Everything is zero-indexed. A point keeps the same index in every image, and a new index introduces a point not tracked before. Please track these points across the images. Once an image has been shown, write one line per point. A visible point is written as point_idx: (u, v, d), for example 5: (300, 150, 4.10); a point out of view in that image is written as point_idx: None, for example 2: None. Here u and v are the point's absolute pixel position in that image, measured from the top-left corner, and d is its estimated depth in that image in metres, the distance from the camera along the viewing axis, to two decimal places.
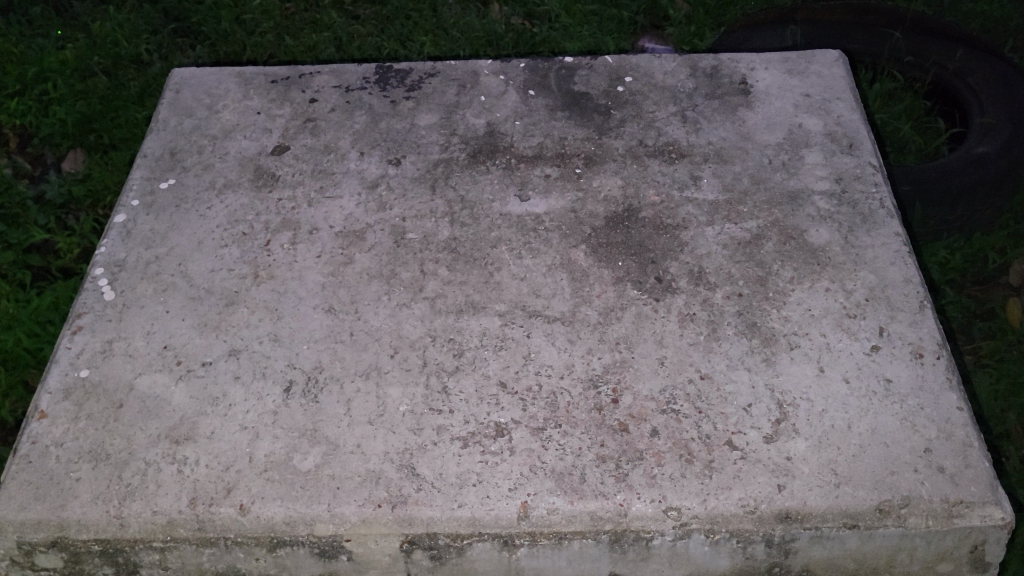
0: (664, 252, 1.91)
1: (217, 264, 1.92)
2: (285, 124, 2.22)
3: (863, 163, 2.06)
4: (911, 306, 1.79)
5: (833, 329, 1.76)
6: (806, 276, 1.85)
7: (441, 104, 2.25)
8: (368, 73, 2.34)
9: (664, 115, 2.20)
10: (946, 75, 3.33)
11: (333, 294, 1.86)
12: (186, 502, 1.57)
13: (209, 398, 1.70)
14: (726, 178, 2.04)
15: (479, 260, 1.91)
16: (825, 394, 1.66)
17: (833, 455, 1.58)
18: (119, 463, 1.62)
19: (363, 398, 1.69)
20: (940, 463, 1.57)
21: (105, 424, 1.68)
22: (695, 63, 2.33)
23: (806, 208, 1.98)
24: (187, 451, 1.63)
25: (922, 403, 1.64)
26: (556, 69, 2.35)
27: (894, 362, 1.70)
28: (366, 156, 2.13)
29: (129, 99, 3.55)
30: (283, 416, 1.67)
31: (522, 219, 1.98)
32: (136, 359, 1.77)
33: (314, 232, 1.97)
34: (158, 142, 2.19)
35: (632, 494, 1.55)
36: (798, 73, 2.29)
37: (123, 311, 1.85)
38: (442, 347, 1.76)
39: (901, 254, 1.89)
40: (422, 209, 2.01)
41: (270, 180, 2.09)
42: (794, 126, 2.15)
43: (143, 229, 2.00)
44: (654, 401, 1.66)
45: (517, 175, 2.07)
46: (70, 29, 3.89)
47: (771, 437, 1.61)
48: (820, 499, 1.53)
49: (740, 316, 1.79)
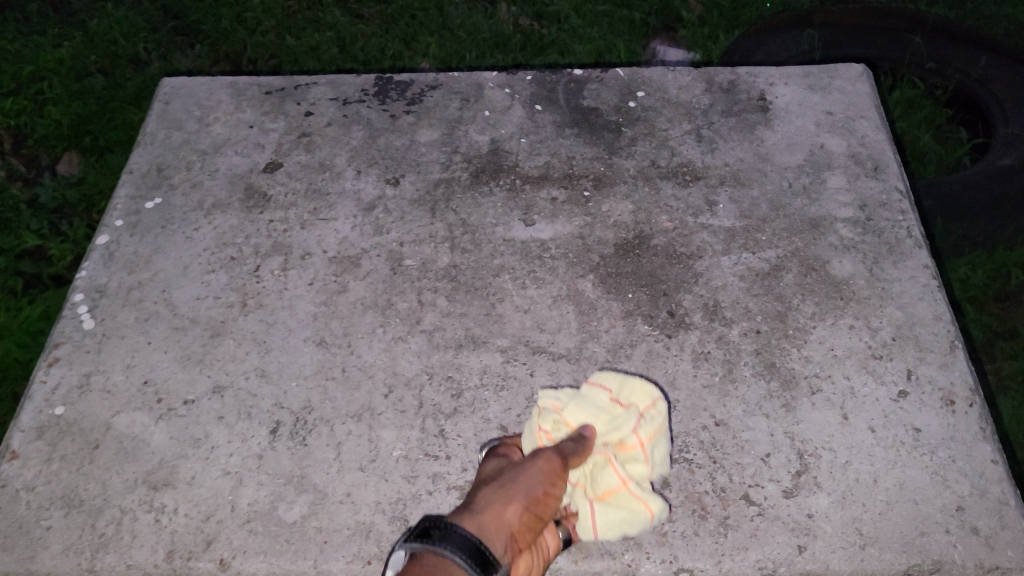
0: (677, 283, 1.79)
1: (202, 291, 1.82)
2: (278, 139, 2.11)
3: (889, 188, 1.94)
4: (941, 347, 1.67)
5: (858, 372, 1.64)
6: (829, 312, 1.74)
7: (443, 119, 2.14)
8: (367, 85, 2.23)
9: (678, 133, 2.08)
10: (970, 83, 3.20)
11: (325, 326, 1.75)
12: (162, 555, 1.46)
13: (191, 440, 1.60)
14: (743, 204, 1.92)
15: (481, 290, 1.80)
16: (849, 444, 1.55)
17: (858, 513, 1.47)
18: (93, 511, 1.52)
19: (355, 441, 1.58)
20: (974, 523, 1.45)
21: (81, 466, 1.57)
22: (710, 77, 2.22)
23: (828, 237, 1.86)
24: (165, 498, 1.53)
25: (954, 456, 1.53)
26: (564, 82, 2.23)
27: (924, 409, 1.59)
28: (363, 175, 2.02)
29: (127, 100, 3.44)
30: (269, 460, 1.56)
31: (527, 246, 1.87)
32: (115, 396, 1.66)
33: (306, 257, 1.87)
34: (145, 156, 2.09)
35: (641, 554, 1.44)
36: (820, 89, 2.16)
37: (102, 342, 1.75)
38: (439, 387, 1.65)
39: (930, 288, 1.77)
40: (421, 233, 1.90)
41: (261, 200, 1.98)
42: (816, 146, 2.03)
43: (126, 252, 1.90)
44: (666, 450, 1.55)
45: (523, 198, 1.96)
46: (68, 26, 3.79)
47: (791, 491, 1.50)
48: (844, 562, 1.42)
49: (757, 355, 1.67)
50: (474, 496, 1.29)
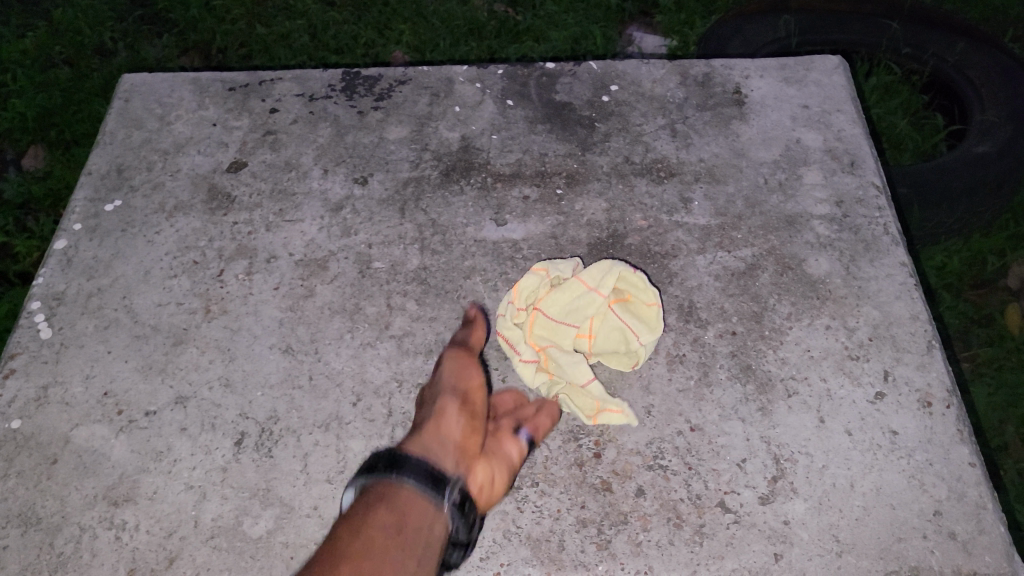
0: (651, 284, 1.76)
1: (164, 297, 1.76)
2: (242, 137, 2.05)
3: (865, 183, 1.91)
4: (918, 347, 1.65)
5: (834, 373, 1.62)
6: (805, 312, 1.71)
7: (413, 115, 2.09)
8: (334, 80, 2.17)
9: (652, 128, 2.04)
10: (946, 69, 3.15)
11: (292, 332, 1.70)
12: (123, 574, 1.42)
13: (152, 454, 1.55)
14: (718, 201, 1.89)
15: (452, 293, 1.76)
16: (826, 449, 1.52)
17: (835, 519, 1.44)
18: (51, 529, 1.47)
19: (322, 452, 1.54)
20: (951, 528, 1.43)
21: (38, 482, 1.53)
22: (685, 70, 2.18)
23: (804, 234, 1.83)
24: (126, 514, 1.48)
25: (931, 459, 1.51)
26: (536, 75, 2.18)
27: (901, 412, 1.57)
28: (330, 174, 1.97)
29: (93, 91, 3.36)
30: (233, 474, 1.52)
31: (499, 246, 1.83)
32: (74, 408, 1.61)
33: (271, 261, 1.81)
34: (105, 157, 2.03)
35: (615, 564, 1.41)
36: (796, 82, 2.13)
37: (61, 351, 1.69)
38: (409, 394, 1.61)
39: (907, 286, 1.74)
40: (390, 234, 1.85)
41: (224, 202, 1.92)
42: (791, 141, 2.00)
43: (85, 257, 1.84)
44: (640, 456, 1.52)
45: (494, 197, 1.92)
46: (31, 16, 3.69)
47: (767, 498, 1.47)
48: (820, 570, 1.40)
49: (733, 357, 1.64)
50: (413, 442, 1.41)
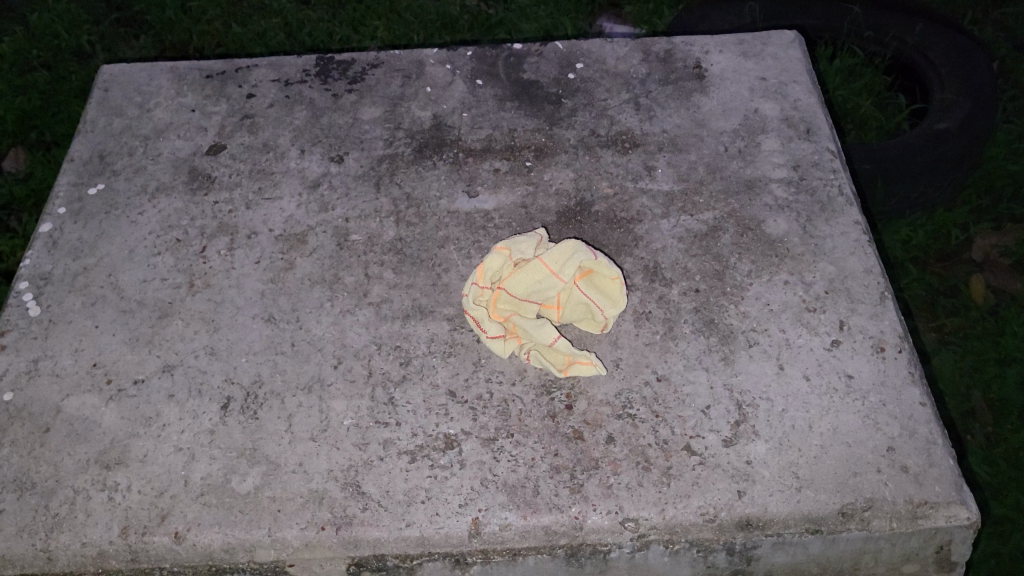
0: (618, 247, 1.84)
1: (149, 274, 1.83)
2: (221, 121, 2.12)
3: (820, 148, 2.00)
4: (872, 298, 1.74)
5: (793, 324, 1.70)
6: (765, 269, 1.79)
7: (385, 96, 2.16)
8: (308, 66, 2.24)
9: (617, 102, 2.12)
10: (906, 50, 3.20)
11: (274, 302, 1.77)
12: (117, 531, 1.48)
13: (142, 420, 1.61)
14: (681, 168, 1.97)
15: (427, 261, 1.83)
16: (786, 393, 1.60)
17: (795, 457, 1.52)
18: (46, 493, 1.53)
19: (306, 412, 1.61)
20: (904, 462, 1.52)
21: (31, 450, 1.58)
22: (647, 47, 2.26)
23: (763, 197, 1.91)
24: (118, 476, 1.54)
25: (884, 400, 1.59)
26: (504, 56, 2.26)
27: (856, 357, 1.65)
28: (307, 154, 2.04)
29: (72, 93, 3.40)
30: (221, 435, 1.59)
31: (471, 217, 1.90)
32: (64, 379, 1.67)
33: (252, 237, 1.88)
34: (87, 144, 2.08)
35: (587, 506, 1.48)
36: (753, 56, 2.22)
37: (50, 327, 1.75)
38: (388, 356, 1.68)
39: (861, 243, 1.83)
40: (366, 209, 1.92)
41: (205, 182, 1.98)
42: (750, 111, 2.09)
43: (70, 238, 1.90)
44: (610, 406, 1.59)
45: (465, 171, 1.99)
46: (8, 22, 3.73)
47: (730, 440, 1.55)
48: (782, 504, 1.48)
49: (697, 313, 1.72)
50: None
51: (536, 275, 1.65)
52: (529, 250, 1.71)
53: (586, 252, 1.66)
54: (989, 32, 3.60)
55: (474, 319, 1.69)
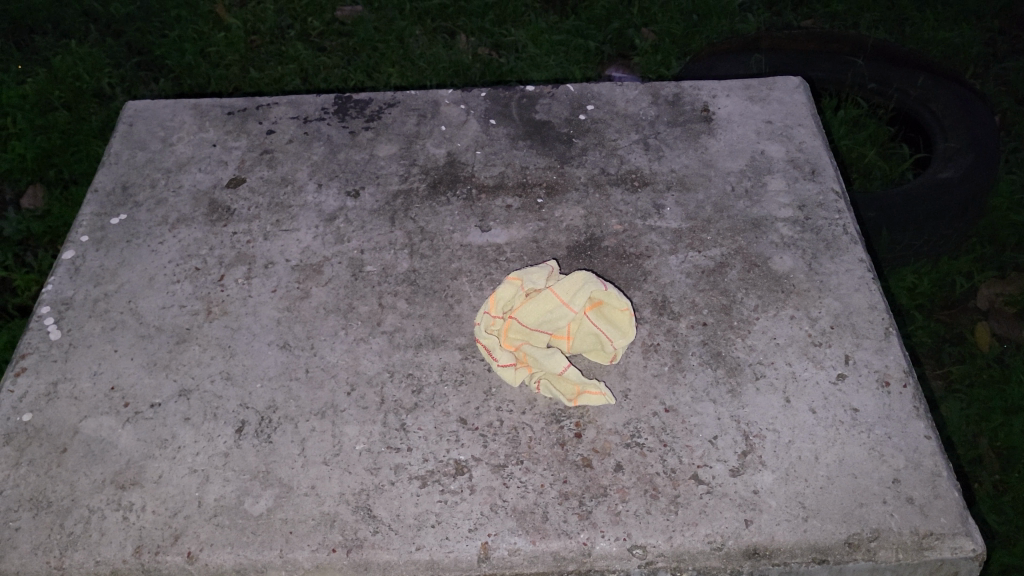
0: (627, 281, 1.88)
1: (168, 300, 1.87)
2: (241, 156, 2.18)
3: (825, 189, 2.04)
4: (877, 333, 1.77)
5: (798, 358, 1.73)
6: (771, 303, 1.83)
7: (401, 134, 2.22)
8: (327, 104, 2.31)
9: (627, 143, 2.18)
10: (910, 102, 3.24)
11: (288, 330, 1.81)
12: (130, 550, 1.50)
13: (158, 441, 1.64)
14: (689, 207, 2.02)
15: (440, 292, 1.87)
16: (792, 425, 1.63)
17: (800, 487, 1.54)
18: (61, 511, 1.56)
19: (319, 437, 1.63)
20: (909, 493, 1.54)
21: (48, 469, 1.61)
22: (656, 91, 2.32)
23: (769, 235, 1.95)
24: (133, 496, 1.57)
25: (889, 432, 1.61)
26: (517, 98, 2.32)
27: (861, 391, 1.68)
28: (324, 188, 2.09)
29: (91, 133, 3.47)
30: (234, 458, 1.61)
31: (483, 250, 1.94)
32: (82, 402, 1.71)
33: (269, 266, 1.92)
34: (111, 176, 2.14)
35: (596, 532, 1.50)
36: (759, 100, 2.28)
37: (69, 351, 1.79)
38: (400, 383, 1.71)
39: (866, 280, 1.86)
40: (381, 241, 1.97)
41: (224, 214, 2.04)
42: (756, 152, 2.14)
43: (92, 265, 1.95)
44: (619, 435, 1.61)
45: (478, 207, 2.04)
46: (32, 64, 3.81)
47: (737, 470, 1.57)
48: (788, 533, 1.49)
49: (704, 345, 1.76)
50: None
51: (548, 305, 1.69)
52: (541, 280, 1.75)
53: (596, 283, 1.72)
54: (990, 86, 3.67)
55: (485, 346, 1.73)
